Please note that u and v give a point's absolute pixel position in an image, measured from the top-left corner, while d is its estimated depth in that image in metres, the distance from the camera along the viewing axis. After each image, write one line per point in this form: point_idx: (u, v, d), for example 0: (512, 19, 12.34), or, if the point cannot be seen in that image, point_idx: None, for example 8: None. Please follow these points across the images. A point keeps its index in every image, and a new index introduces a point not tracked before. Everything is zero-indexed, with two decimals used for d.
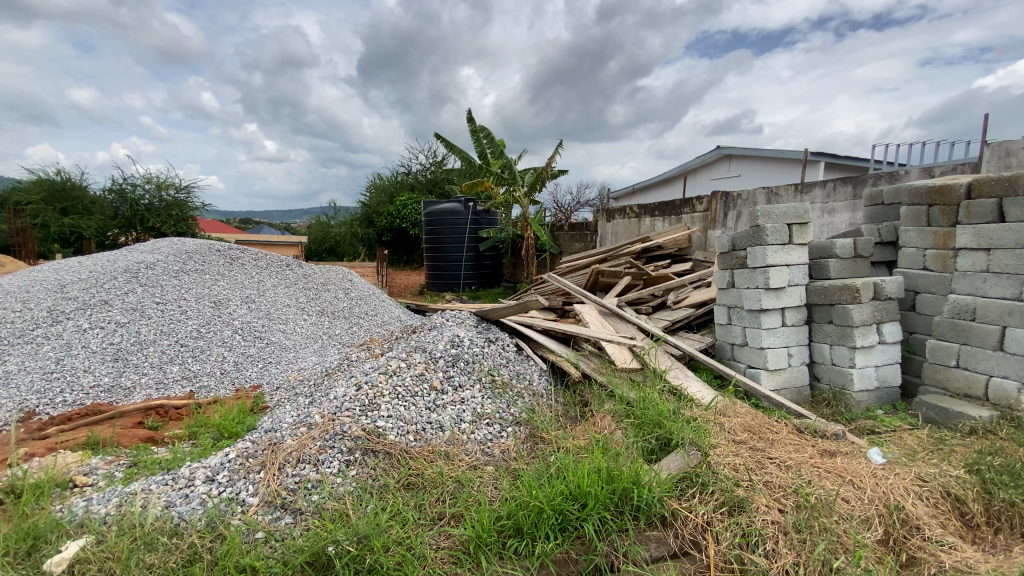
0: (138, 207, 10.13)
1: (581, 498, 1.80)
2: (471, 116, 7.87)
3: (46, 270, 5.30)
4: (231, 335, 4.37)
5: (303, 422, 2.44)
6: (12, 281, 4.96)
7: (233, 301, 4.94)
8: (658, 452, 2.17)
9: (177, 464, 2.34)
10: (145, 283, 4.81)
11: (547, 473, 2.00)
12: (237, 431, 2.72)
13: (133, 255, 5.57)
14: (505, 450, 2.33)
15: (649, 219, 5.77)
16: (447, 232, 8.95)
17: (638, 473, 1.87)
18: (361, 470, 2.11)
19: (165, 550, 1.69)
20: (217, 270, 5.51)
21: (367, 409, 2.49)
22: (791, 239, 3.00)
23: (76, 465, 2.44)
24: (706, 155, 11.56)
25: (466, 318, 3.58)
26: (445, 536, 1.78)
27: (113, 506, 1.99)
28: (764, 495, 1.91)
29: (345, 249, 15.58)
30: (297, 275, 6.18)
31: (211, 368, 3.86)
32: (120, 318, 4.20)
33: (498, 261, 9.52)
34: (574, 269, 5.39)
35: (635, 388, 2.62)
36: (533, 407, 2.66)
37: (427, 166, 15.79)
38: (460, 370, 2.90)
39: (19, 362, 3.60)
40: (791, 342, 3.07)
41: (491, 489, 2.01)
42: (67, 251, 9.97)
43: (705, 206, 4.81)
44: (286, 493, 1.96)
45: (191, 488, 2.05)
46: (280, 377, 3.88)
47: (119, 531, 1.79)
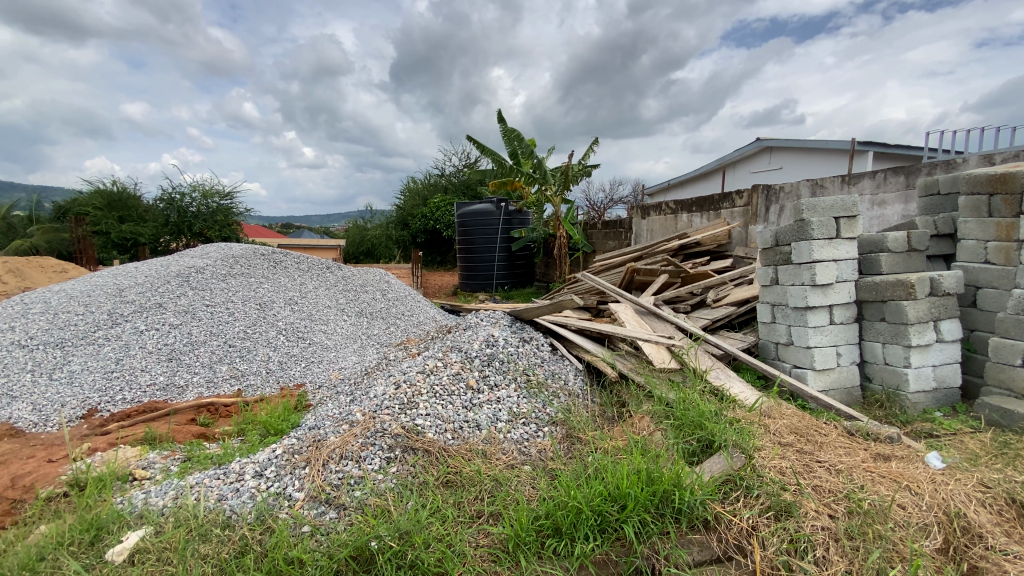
0: (186, 215, 10.74)
1: (621, 499, 1.77)
2: (502, 117, 7.89)
3: (107, 275, 5.65)
4: (276, 335, 4.54)
5: (345, 420, 2.51)
6: (77, 286, 5.30)
7: (277, 303, 5.13)
8: (700, 454, 2.11)
9: (227, 460, 2.46)
10: (195, 287, 5.05)
11: (585, 473, 1.99)
12: (282, 428, 2.82)
13: (184, 260, 5.86)
14: (542, 450, 2.32)
15: (687, 215, 5.64)
16: (480, 233, 9.02)
17: (679, 476, 1.83)
18: (401, 467, 2.15)
19: (218, 541, 1.77)
20: (261, 273, 5.74)
21: (406, 408, 2.53)
22: (838, 233, 2.87)
23: (135, 458, 2.59)
24: (745, 147, 11.18)
25: (500, 317, 3.60)
26: (484, 534, 1.79)
27: (170, 498, 2.10)
28: (813, 500, 1.83)
29: (382, 251, 16.01)
30: (336, 277, 6.36)
31: (257, 367, 4.02)
32: (173, 320, 4.43)
33: (530, 261, 9.52)
34: (609, 268, 5.32)
35: (675, 389, 2.57)
36: (570, 407, 2.65)
37: (460, 168, 15.96)
38: (496, 369, 2.91)
39: (83, 362, 3.85)
40: (840, 341, 2.94)
41: (529, 489, 2.00)
42: (124, 257, 10.60)
43: (746, 201, 4.66)
44: (330, 489, 2.02)
45: (241, 483, 2.14)
46: (322, 376, 4.00)
47: (175, 523, 1.88)
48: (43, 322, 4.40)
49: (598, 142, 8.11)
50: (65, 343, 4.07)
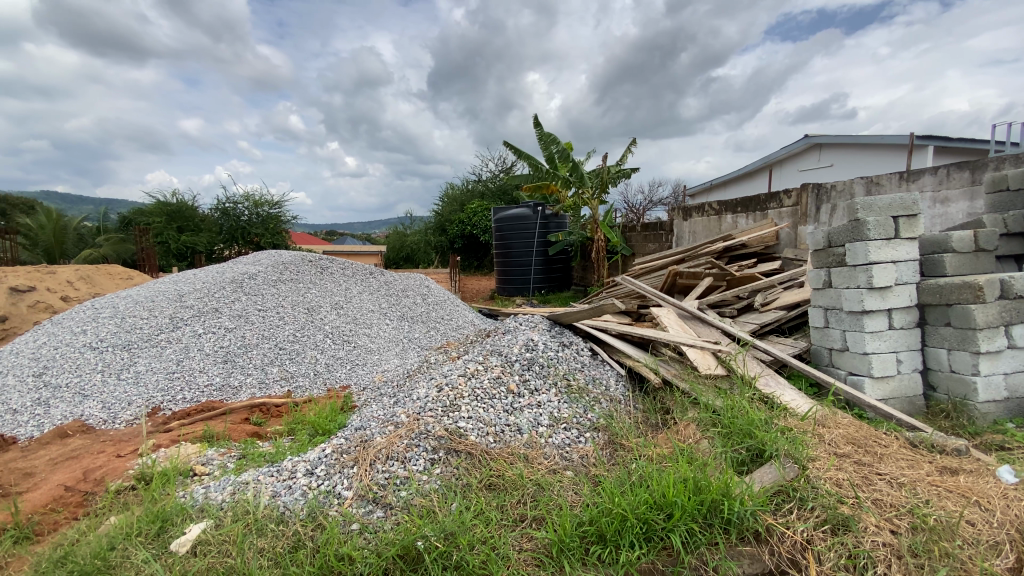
0: (240, 222, 11.49)
1: (667, 508, 1.74)
2: (539, 121, 7.92)
3: (168, 281, 6.01)
4: (323, 339, 4.70)
5: (390, 421, 2.57)
6: (142, 292, 5.67)
7: (324, 307, 5.32)
8: (750, 464, 2.04)
9: (280, 457, 2.57)
10: (248, 292, 5.30)
11: (629, 480, 1.96)
12: (330, 428, 2.92)
13: (237, 267, 6.16)
14: (584, 455, 2.30)
15: (731, 216, 5.49)
16: (517, 237, 9.05)
17: (728, 485, 1.77)
18: (445, 469, 2.18)
19: (273, 536, 1.85)
20: (309, 278, 5.97)
21: (449, 410, 2.57)
22: (897, 233, 2.72)
23: (195, 455, 2.74)
24: (792, 145, 10.78)
25: (539, 321, 3.60)
26: (528, 538, 1.79)
27: (228, 493, 2.20)
28: (873, 514, 1.74)
29: (421, 257, 16.37)
30: (379, 282, 6.54)
31: (306, 369, 4.18)
32: (228, 324, 4.66)
33: (567, 264, 9.49)
34: (650, 271, 5.24)
35: (722, 396, 2.50)
36: (612, 413, 2.61)
37: (497, 174, 16.13)
38: (536, 373, 2.91)
39: (147, 363, 4.10)
40: (900, 347, 2.78)
41: (572, 494, 1.99)
42: (183, 264, 11.25)
43: (794, 201, 4.49)
44: (377, 488, 2.07)
45: (293, 480, 2.22)
46: (366, 378, 4.12)
47: (233, 517, 1.98)
48: (112, 325, 4.72)
49: (636, 142, 8.00)
50: (132, 345, 4.36)
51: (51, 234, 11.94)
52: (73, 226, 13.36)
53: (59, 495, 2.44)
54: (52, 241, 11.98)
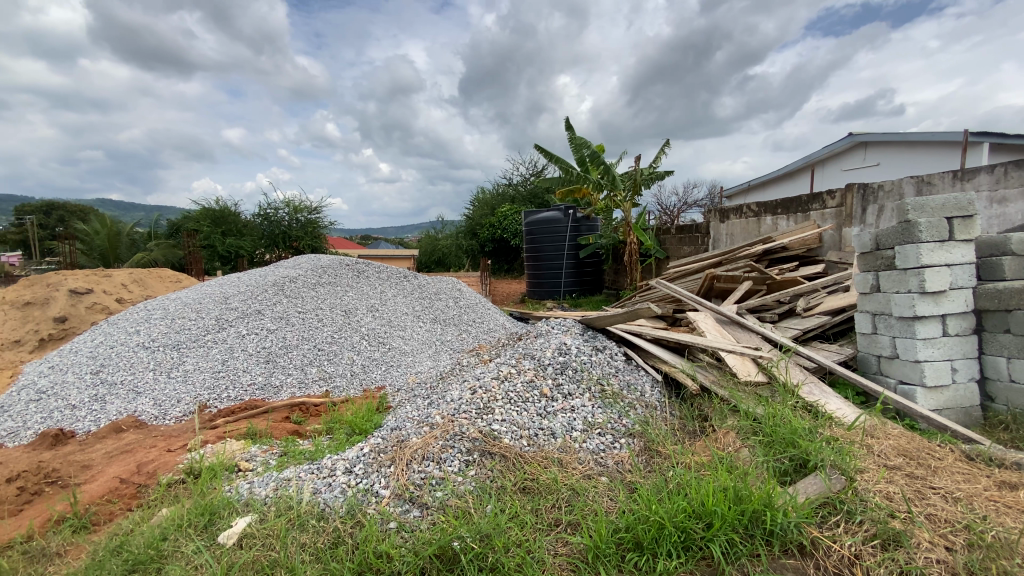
0: (282, 228, 11.89)
1: (707, 517, 1.70)
2: (570, 124, 7.90)
3: (214, 284, 6.27)
4: (359, 340, 4.82)
5: (425, 422, 2.62)
6: (190, 294, 5.94)
7: (360, 309, 5.45)
8: (793, 474, 1.98)
9: (319, 455, 2.65)
10: (289, 295, 5.48)
11: (666, 487, 1.93)
12: (366, 428, 2.99)
13: (279, 271, 6.39)
14: (619, 461, 2.28)
15: (771, 217, 5.34)
16: (548, 240, 9.03)
17: (770, 495, 1.72)
18: (479, 471, 2.20)
19: (315, 531, 1.91)
20: (346, 281, 6.14)
21: (483, 412, 2.59)
22: (952, 234, 2.59)
23: (240, 451, 2.85)
24: (835, 144, 10.39)
25: (572, 325, 3.59)
26: (563, 542, 1.78)
27: (271, 489, 2.28)
28: (927, 530, 1.67)
29: (452, 260, 16.56)
30: (413, 285, 6.65)
31: (344, 369, 4.30)
32: (270, 325, 4.83)
33: (599, 267, 9.42)
34: (686, 274, 5.14)
35: (764, 404, 2.43)
36: (647, 419, 2.57)
37: (528, 177, 16.16)
38: (569, 378, 2.90)
39: (195, 362, 4.30)
40: (955, 355, 2.65)
41: (608, 501, 1.98)
42: (226, 267, 11.72)
43: (838, 201, 4.33)
44: (413, 488, 2.10)
45: (333, 478, 2.28)
46: (400, 379, 4.20)
47: (276, 512, 2.05)
48: (163, 326, 4.97)
49: (669, 143, 7.87)
50: (181, 345, 4.57)
51: (106, 239, 12.65)
52: (126, 231, 14.11)
53: (115, 487, 2.59)
54: (107, 246, 12.67)
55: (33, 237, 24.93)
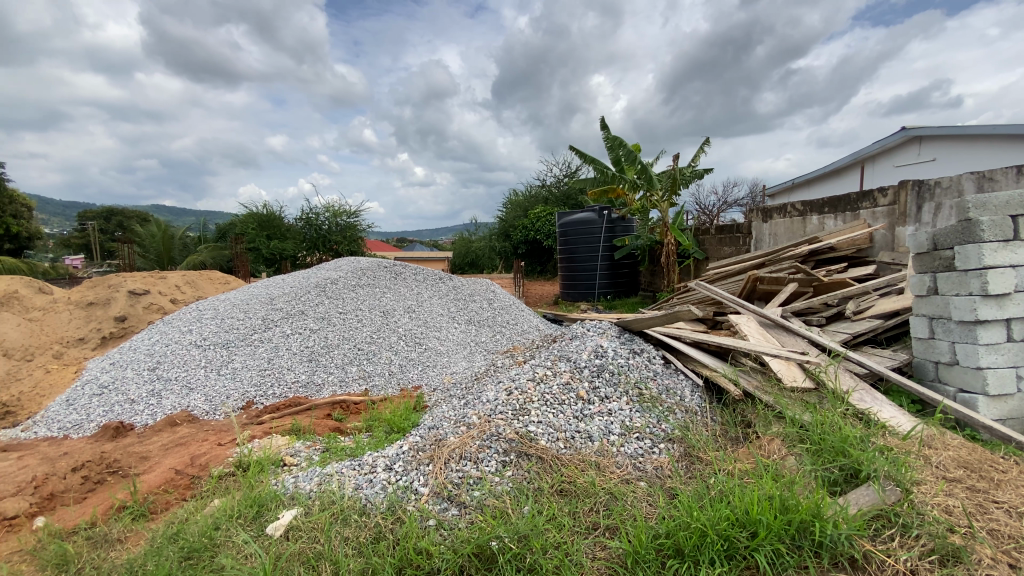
0: (321, 231, 12.40)
1: (751, 526, 1.65)
2: (605, 124, 7.83)
3: (260, 285, 6.53)
4: (396, 340, 4.92)
5: (463, 422, 2.65)
6: (238, 295, 6.22)
7: (398, 310, 5.57)
8: (843, 485, 1.90)
9: (359, 452, 2.73)
10: (330, 296, 5.66)
11: (708, 494, 1.89)
12: (404, 426, 3.05)
13: (320, 272, 6.60)
14: (658, 467, 2.24)
15: (818, 217, 5.14)
16: (582, 242, 8.97)
17: (818, 506, 1.66)
18: (516, 471, 2.21)
19: (357, 526, 1.96)
20: (384, 283, 6.28)
21: (519, 414, 2.61)
22: (1017, 234, 2.44)
23: (286, 446, 2.97)
24: (886, 138, 9.87)
25: (608, 328, 3.55)
26: (601, 546, 1.77)
27: (315, 483, 2.36)
28: (989, 546, 1.58)
29: (485, 262, 16.68)
30: (448, 287, 6.75)
31: (382, 369, 4.40)
32: (312, 325, 5.00)
33: (634, 269, 9.29)
34: (726, 276, 5.01)
35: (811, 411, 2.34)
36: (688, 424, 2.52)
37: (561, 179, 16.10)
38: (606, 381, 2.87)
39: (243, 360, 4.50)
40: (1021, 362, 2.49)
41: (647, 506, 1.95)
42: (270, 270, 12.19)
43: (891, 199, 4.13)
44: (451, 486, 2.13)
45: (374, 474, 2.35)
46: (436, 379, 4.26)
47: (320, 507, 2.12)
48: (213, 325, 5.22)
49: (709, 142, 7.70)
50: (230, 344, 4.79)
51: (160, 243, 13.39)
52: (180, 235, 14.84)
53: (171, 478, 2.73)
54: (162, 249, 13.36)
55: (95, 241, 26.59)
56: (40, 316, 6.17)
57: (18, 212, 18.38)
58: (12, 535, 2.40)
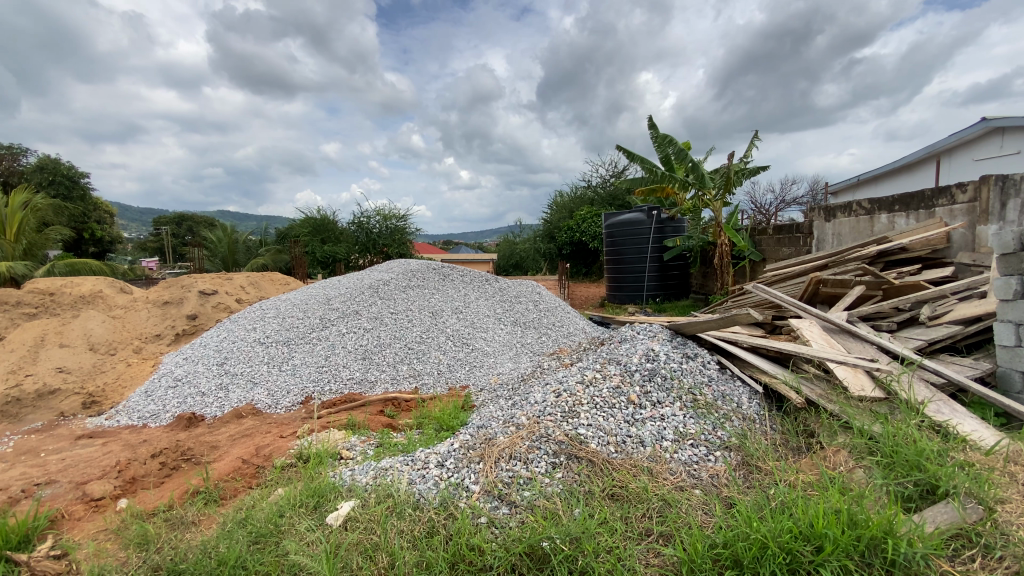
0: (372, 234, 12.91)
1: (816, 540, 1.57)
2: (653, 122, 7.68)
3: (317, 286, 6.84)
4: (444, 341, 5.03)
5: (512, 422, 2.68)
6: (297, 295, 6.53)
7: (446, 311, 5.69)
8: (918, 501, 1.78)
9: (411, 448, 2.81)
10: (382, 297, 5.85)
11: (768, 505, 1.82)
12: (453, 425, 3.11)
13: (373, 274, 6.84)
14: (714, 475, 2.18)
15: (887, 215, 4.83)
16: (629, 243, 8.82)
17: (891, 522, 1.56)
18: (566, 474, 2.20)
19: (411, 520, 2.02)
20: (433, 284, 6.44)
21: (568, 416, 2.61)
22: None
23: (342, 440, 3.09)
24: (964, 130, 9.14)
25: (659, 331, 3.48)
26: (655, 553, 1.74)
27: (371, 477, 2.45)
28: None
29: (530, 264, 16.71)
30: (494, 289, 6.83)
31: (431, 368, 4.51)
32: (366, 325, 5.19)
33: (684, 270, 9.04)
34: (786, 278, 4.78)
35: (882, 422, 2.21)
36: (745, 432, 2.43)
37: (608, 179, 15.94)
38: (658, 386, 2.81)
39: (302, 357, 4.73)
40: None
41: (703, 515, 1.90)
42: (325, 272, 12.75)
43: (971, 196, 3.83)
44: (502, 485, 2.16)
45: (426, 470, 2.42)
46: (483, 379, 4.32)
47: (376, 499, 2.20)
48: (275, 324, 5.51)
49: (760, 136, 7.40)
50: (290, 341, 5.05)
51: (225, 246, 14.30)
52: (242, 239, 15.75)
53: (239, 467, 2.92)
54: (227, 252, 14.26)
55: (168, 245, 28.62)
56: (122, 314, 6.71)
57: (102, 219, 20.15)
58: (99, 515, 2.63)
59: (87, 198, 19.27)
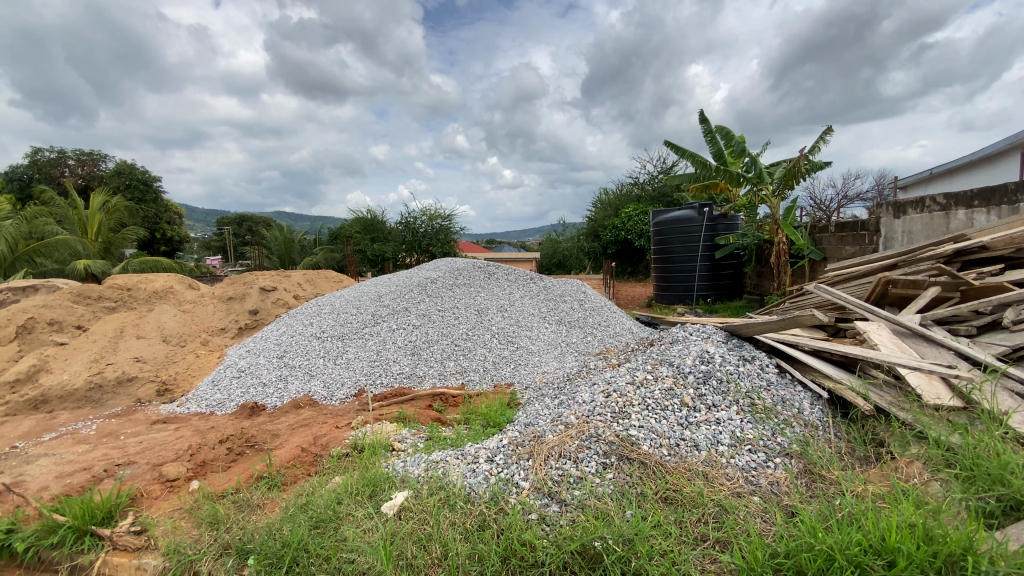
0: (418, 234, 13.22)
1: (888, 555, 1.49)
2: (705, 116, 7.47)
3: (368, 283, 7.07)
4: (490, 339, 5.08)
5: (560, 421, 2.68)
6: (349, 292, 6.79)
7: (491, 309, 5.75)
8: (1001, 518, 1.65)
9: (460, 442, 2.87)
10: (430, 294, 5.98)
11: (833, 516, 1.74)
12: (500, 421, 3.15)
13: (421, 272, 7.01)
14: (774, 482, 2.09)
15: (966, 211, 4.48)
16: (679, 241, 8.59)
17: (971, 539, 1.46)
18: (617, 475, 2.18)
19: (463, 513, 2.06)
20: (479, 282, 6.53)
21: (619, 416, 2.58)
22: None
23: (394, 433, 3.20)
24: None
25: (713, 333, 3.39)
26: (711, 559, 1.70)
27: (423, 469, 2.52)
28: None
29: (574, 263, 16.61)
30: (539, 288, 6.84)
31: (478, 365, 4.58)
32: (415, 321, 5.33)
33: (738, 270, 8.72)
34: (849, 278, 4.52)
35: (960, 433, 2.06)
36: (808, 439, 2.33)
37: (655, 176, 15.59)
38: (713, 388, 2.74)
39: (355, 352, 4.91)
40: None
41: (763, 523, 1.83)
42: (373, 270, 13.18)
43: None
44: (552, 483, 2.16)
45: (477, 464, 2.46)
46: (528, 377, 4.34)
47: (428, 491, 2.26)
48: (329, 320, 5.75)
49: (832, 131, 6.99)
50: (344, 336, 5.26)
51: (281, 245, 15.05)
52: (297, 238, 16.52)
53: (298, 454, 3.07)
54: (283, 251, 15.01)
55: (230, 245, 30.39)
56: (191, 308, 7.18)
57: (172, 220, 21.67)
58: (174, 494, 2.84)
59: (159, 200, 20.73)
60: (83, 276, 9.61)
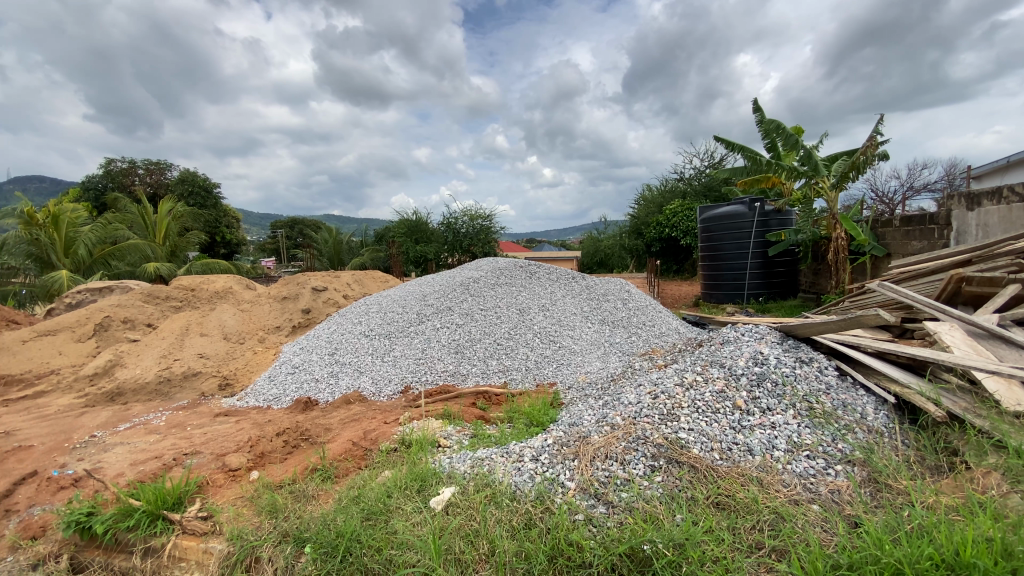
0: (460, 234, 13.41)
1: (963, 570, 1.39)
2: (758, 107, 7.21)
3: (413, 283, 7.23)
4: (532, 338, 5.09)
5: (606, 422, 2.66)
6: (395, 292, 6.96)
7: (533, 309, 5.75)
8: None
9: (505, 441, 2.89)
10: (472, 293, 6.05)
11: (900, 528, 1.65)
12: (543, 420, 3.15)
13: (464, 272, 7.10)
14: (835, 490, 2.00)
15: None
16: (729, 237, 8.28)
17: None
18: (666, 478, 2.15)
19: (510, 511, 2.08)
20: (521, 282, 6.55)
21: (667, 419, 2.53)
22: None
23: (440, 429, 3.27)
24: None
25: (767, 333, 3.27)
26: (766, 568, 1.65)
27: (469, 465, 2.57)
28: None
29: (616, 262, 16.38)
30: (581, 286, 6.78)
31: (520, 363, 4.60)
32: (458, 320, 5.41)
33: (792, 267, 8.36)
34: (916, 276, 4.23)
35: None
36: (871, 447, 2.21)
37: (701, 171, 15.14)
38: (768, 391, 2.64)
39: (401, 350, 5.04)
40: None
41: (822, 532, 1.76)
42: (417, 270, 13.47)
43: None
44: (598, 484, 2.15)
45: (522, 463, 2.48)
46: (570, 377, 4.32)
47: (474, 487, 2.29)
48: (377, 318, 5.93)
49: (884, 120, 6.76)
50: (391, 334, 5.41)
51: (331, 247, 15.64)
52: (345, 240, 17.11)
53: (350, 448, 3.18)
54: (332, 252, 15.58)
55: (283, 247, 31.91)
56: (249, 306, 7.56)
57: (230, 223, 22.95)
58: (236, 483, 3.01)
59: (219, 205, 21.97)
60: (152, 277, 10.34)
